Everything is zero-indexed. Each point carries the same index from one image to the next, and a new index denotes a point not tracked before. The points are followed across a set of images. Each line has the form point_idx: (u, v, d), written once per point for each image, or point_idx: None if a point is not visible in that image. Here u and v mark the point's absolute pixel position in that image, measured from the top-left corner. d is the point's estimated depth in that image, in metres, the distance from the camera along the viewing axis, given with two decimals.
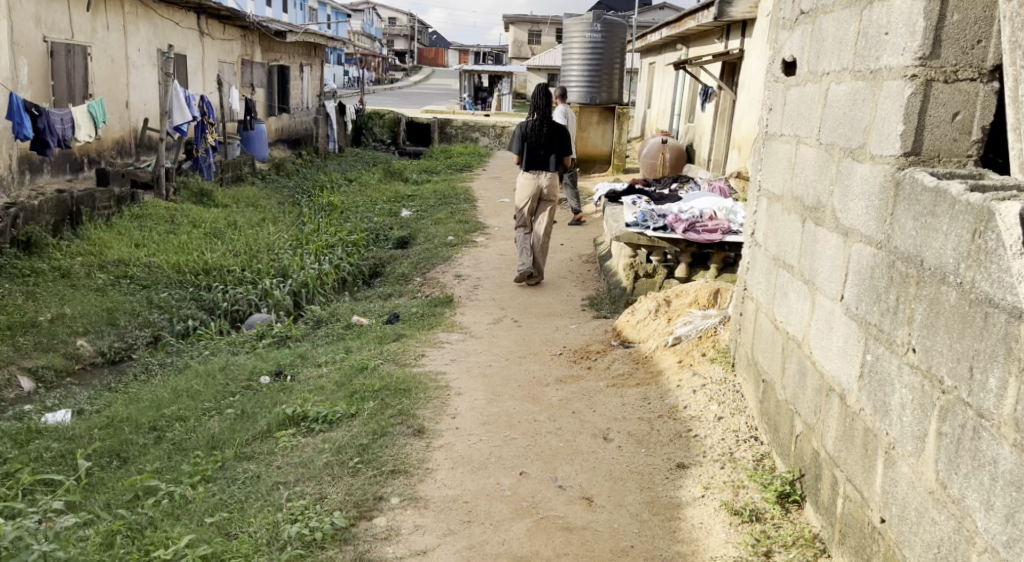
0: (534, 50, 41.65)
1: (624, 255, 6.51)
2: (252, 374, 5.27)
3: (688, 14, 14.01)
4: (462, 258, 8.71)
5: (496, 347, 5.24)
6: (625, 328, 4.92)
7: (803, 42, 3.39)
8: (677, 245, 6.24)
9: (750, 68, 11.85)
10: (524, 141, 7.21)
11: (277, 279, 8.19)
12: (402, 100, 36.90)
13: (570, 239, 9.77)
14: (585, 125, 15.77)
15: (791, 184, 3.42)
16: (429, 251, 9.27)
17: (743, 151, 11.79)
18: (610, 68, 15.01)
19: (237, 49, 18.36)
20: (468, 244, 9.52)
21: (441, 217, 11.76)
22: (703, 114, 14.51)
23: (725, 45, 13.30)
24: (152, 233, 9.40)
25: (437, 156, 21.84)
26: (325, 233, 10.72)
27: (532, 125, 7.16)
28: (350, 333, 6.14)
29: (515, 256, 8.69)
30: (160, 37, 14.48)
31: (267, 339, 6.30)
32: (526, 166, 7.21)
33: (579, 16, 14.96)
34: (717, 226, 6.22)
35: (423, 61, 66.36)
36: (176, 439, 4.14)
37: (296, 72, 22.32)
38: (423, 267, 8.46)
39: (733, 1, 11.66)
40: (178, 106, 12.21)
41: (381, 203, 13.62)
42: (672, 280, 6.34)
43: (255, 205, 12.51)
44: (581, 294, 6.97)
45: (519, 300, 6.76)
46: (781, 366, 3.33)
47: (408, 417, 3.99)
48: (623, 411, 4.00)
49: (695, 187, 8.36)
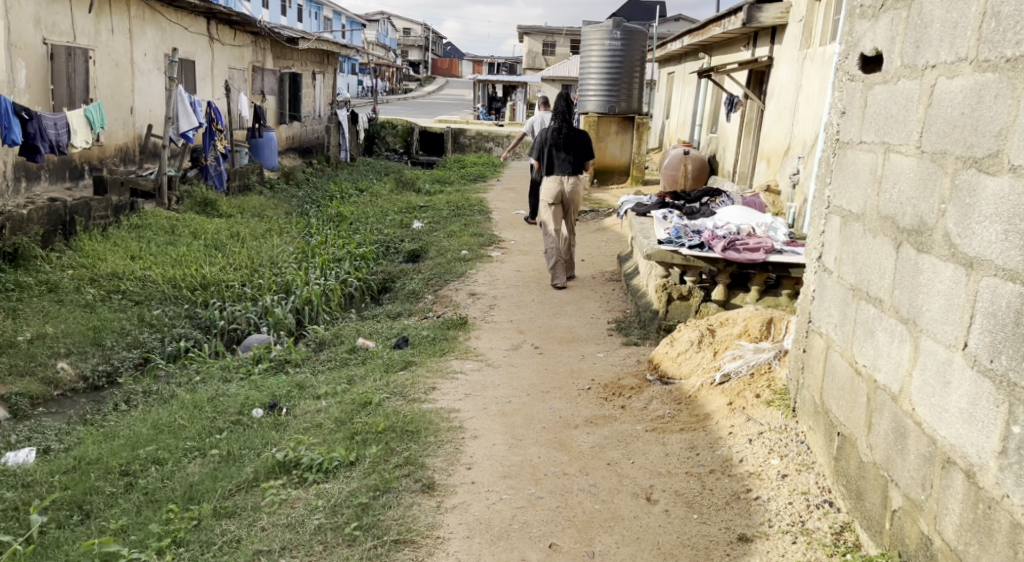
0: (548, 61, 41.27)
1: (656, 275, 5.95)
2: (244, 406, 4.70)
3: (713, 20, 13.49)
4: (476, 274, 8.18)
5: (515, 379, 4.69)
6: (664, 360, 4.35)
7: (892, 31, 2.84)
8: (715, 265, 5.67)
9: (779, 77, 11.29)
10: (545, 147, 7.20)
11: (280, 296, 7.66)
12: (415, 111, 36.53)
13: (591, 255, 9.20)
14: (603, 136, 15.13)
15: (876, 201, 2.86)
16: (442, 266, 8.74)
17: (771, 163, 11.22)
18: (630, 76, 14.44)
19: (248, 55, 17.97)
20: (483, 258, 8.98)
21: (455, 229, 11.25)
22: (727, 125, 13.95)
23: (753, 53, 12.77)
24: (150, 244, 8.92)
25: (450, 166, 21.36)
26: (332, 245, 10.23)
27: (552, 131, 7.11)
28: (354, 358, 5.61)
29: (533, 272, 8.14)
30: (167, 41, 14.05)
31: (263, 364, 5.76)
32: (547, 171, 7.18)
33: (599, 24, 14.43)
34: (759, 244, 5.66)
35: (437, 72, 66.14)
36: (148, 487, 3.60)
37: (307, 80, 21.92)
38: (435, 284, 7.92)
39: (763, 7, 11.14)
40: (184, 112, 11.76)
41: (392, 214, 13.12)
42: (709, 303, 5.77)
43: (262, 215, 12.04)
44: (607, 316, 6.40)
45: (539, 323, 6.20)
46: (865, 420, 2.76)
47: (416, 467, 3.43)
48: (666, 464, 3.43)
49: (727, 200, 7.81)
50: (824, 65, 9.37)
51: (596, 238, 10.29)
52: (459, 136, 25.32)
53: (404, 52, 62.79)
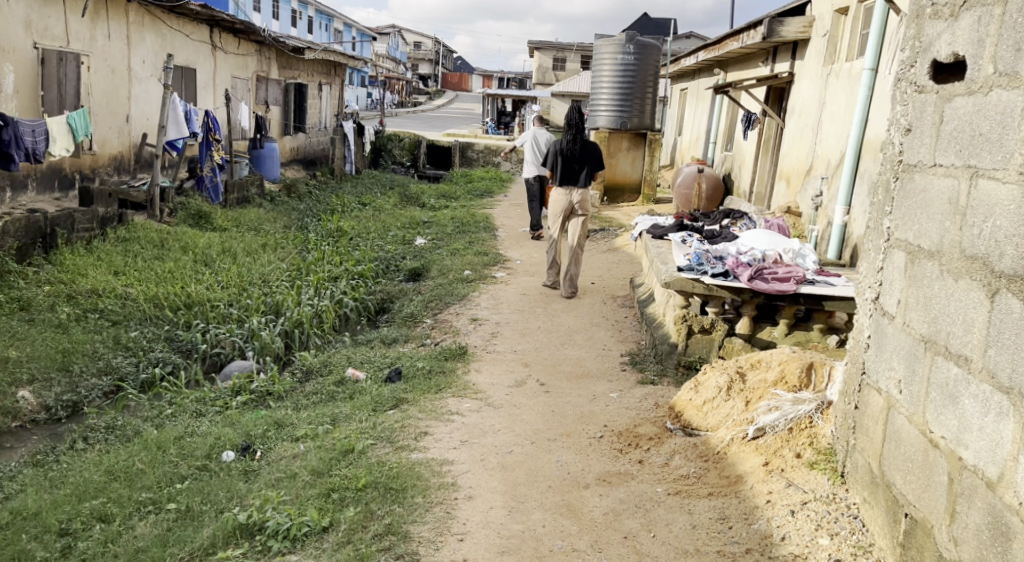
0: (558, 76, 40.93)
1: (675, 305, 5.45)
2: (214, 448, 4.17)
3: (730, 34, 13.04)
4: (479, 296, 7.68)
5: (518, 423, 4.18)
6: (688, 409, 3.84)
7: (979, 32, 2.36)
8: (741, 295, 5.18)
9: (801, 93, 10.83)
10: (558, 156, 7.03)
11: (268, 317, 7.17)
12: (424, 124, 36.14)
13: (602, 277, 8.70)
14: (614, 151, 14.66)
15: (956, 234, 2.37)
16: (444, 287, 8.25)
17: (791, 183, 10.74)
18: (642, 91, 14.03)
19: (252, 65, 17.60)
20: (488, 279, 8.50)
21: (459, 246, 10.78)
22: (744, 143, 13.47)
23: (771, 69, 12.31)
24: (136, 259, 8.46)
25: (457, 180, 20.91)
26: (329, 262, 9.77)
27: (565, 142, 6.98)
28: (342, 391, 5.12)
29: (540, 295, 7.64)
30: (167, 48, 13.66)
31: (244, 396, 5.25)
32: (558, 181, 7.03)
33: (613, 37, 14.02)
34: (789, 274, 5.14)
35: (447, 85, 65.91)
36: (88, 553, 3.11)
37: (314, 91, 21.55)
38: (434, 307, 7.43)
39: (785, 21, 10.68)
40: (175, 120, 11.31)
41: (394, 229, 12.66)
42: (734, 337, 5.26)
43: (258, 229, 11.59)
44: (619, 347, 5.89)
45: (546, 354, 5.69)
46: (947, 507, 2.27)
47: (398, 539, 2.95)
48: (694, 541, 2.92)
49: (750, 222, 7.32)
50: (851, 81, 8.93)
51: (607, 259, 9.80)
52: (467, 150, 24.91)
53: (415, 65, 62.67)
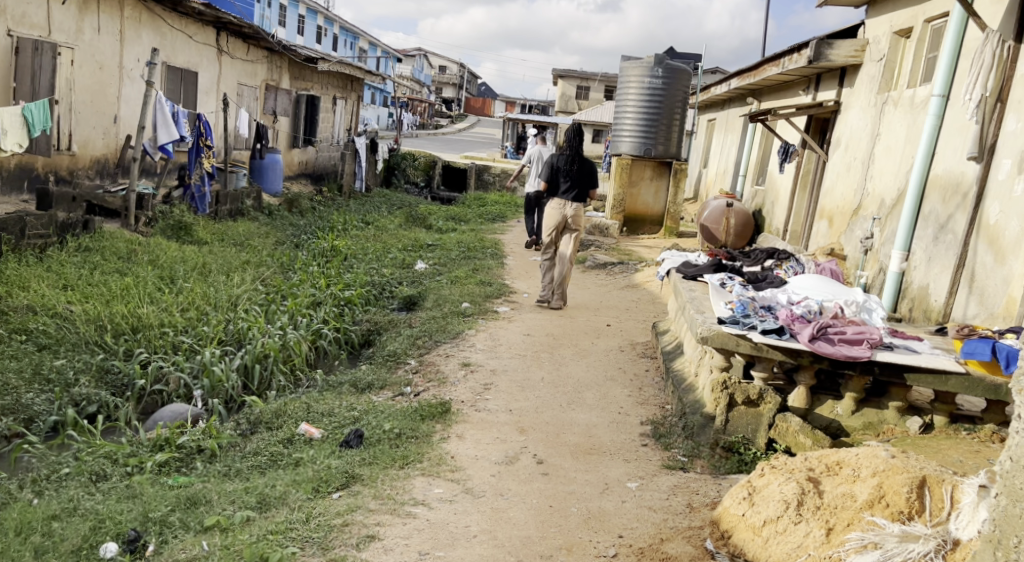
0: (581, 105, 40.12)
1: (713, 367, 4.39)
2: (91, 539, 3.10)
3: (769, 60, 12.09)
4: (476, 334, 6.60)
5: (501, 527, 3.10)
6: (739, 531, 2.95)
7: None
8: (799, 359, 4.11)
9: (849, 124, 9.81)
10: (554, 170, 7.32)
11: (226, 350, 6.08)
12: (443, 146, 35.32)
13: (620, 318, 7.62)
14: (636, 180, 13.58)
15: None
16: (436, 321, 7.18)
17: (834, 223, 9.69)
18: (669, 117, 13.04)
19: (261, 72, 16.81)
20: (488, 315, 7.43)
21: (461, 274, 9.74)
22: (779, 176, 12.43)
23: (814, 97, 11.33)
24: (92, 272, 7.43)
25: (471, 202, 19.93)
26: (314, 284, 8.75)
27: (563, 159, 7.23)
28: (287, 456, 4.06)
29: (547, 337, 6.58)
30: (165, 48, 12.81)
31: (166, 452, 4.18)
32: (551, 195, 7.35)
33: (640, 59, 13.11)
34: (862, 335, 4.09)
35: (470, 110, 65.36)
36: None
37: (327, 104, 20.73)
38: (422, 344, 6.36)
39: (833, 43, 9.69)
40: (163, 123, 9.90)
41: (395, 251, 11.66)
42: (789, 415, 4.07)
43: (244, 244, 10.60)
44: (638, 415, 4.79)
45: (547, 417, 4.62)
46: None
47: None
48: None
49: (798, 264, 6.23)
50: (913, 110, 7.89)
51: (625, 298, 8.72)
52: (484, 173, 24.01)
53: (438, 88, 62.25)
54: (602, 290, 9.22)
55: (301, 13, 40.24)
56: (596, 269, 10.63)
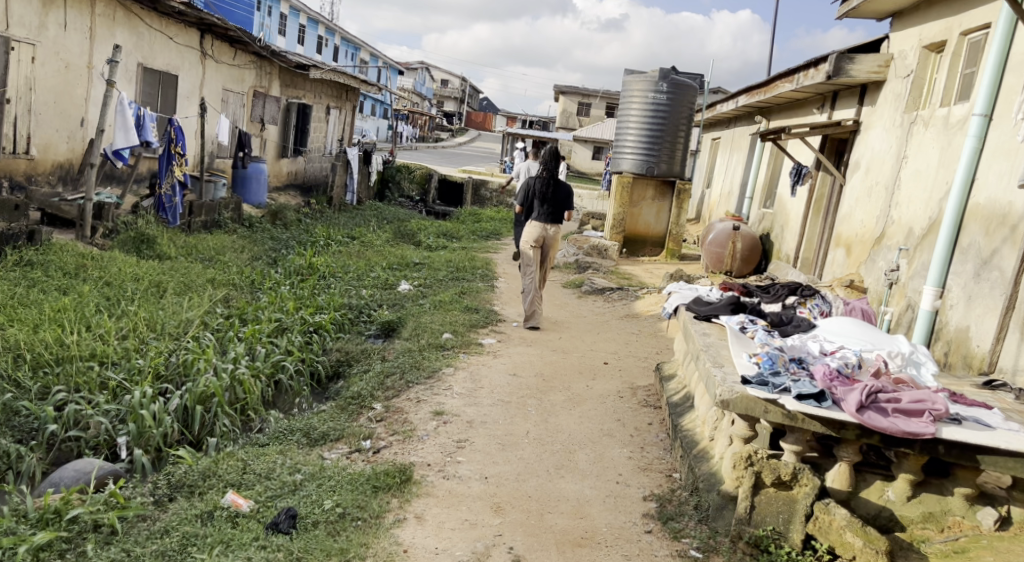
0: (582, 122, 39.44)
1: (734, 436, 3.60)
2: None
3: (782, 75, 11.35)
4: (456, 371, 5.81)
5: None
6: None
7: None
8: (841, 432, 3.31)
9: (871, 144, 9.05)
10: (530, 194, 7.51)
11: (164, 388, 5.25)
12: (442, 159, 34.59)
13: (618, 354, 6.83)
14: (636, 200, 12.81)
15: None
16: (411, 354, 6.37)
17: (853, 252, 8.93)
18: (674, 134, 12.29)
19: (249, 78, 16.04)
20: (471, 348, 6.62)
21: (446, 297, 8.97)
22: (790, 200, 11.67)
23: (830, 115, 10.58)
24: (28, 288, 6.60)
25: (466, 218, 19.16)
26: (283, 307, 7.97)
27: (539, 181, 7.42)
28: (201, 542, 3.27)
29: (535, 377, 5.79)
30: (142, 48, 12.03)
31: (51, 532, 3.36)
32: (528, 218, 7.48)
33: (643, 73, 12.38)
34: (923, 401, 3.30)
35: (471, 124, 64.74)
36: None
37: (319, 113, 20.00)
38: (393, 384, 5.56)
39: (854, 58, 8.96)
40: (123, 125, 8.99)
41: (379, 270, 10.88)
42: (831, 505, 3.28)
43: (214, 259, 9.82)
44: (639, 485, 4.00)
45: (529, 489, 3.84)
46: None
47: None
48: None
49: (824, 302, 5.44)
50: (947, 130, 7.15)
51: (624, 330, 7.93)
52: (481, 187, 23.30)
53: (439, 102, 61.72)
54: (600, 319, 8.43)
55: (301, 23, 39.62)
56: (593, 295, 9.83)
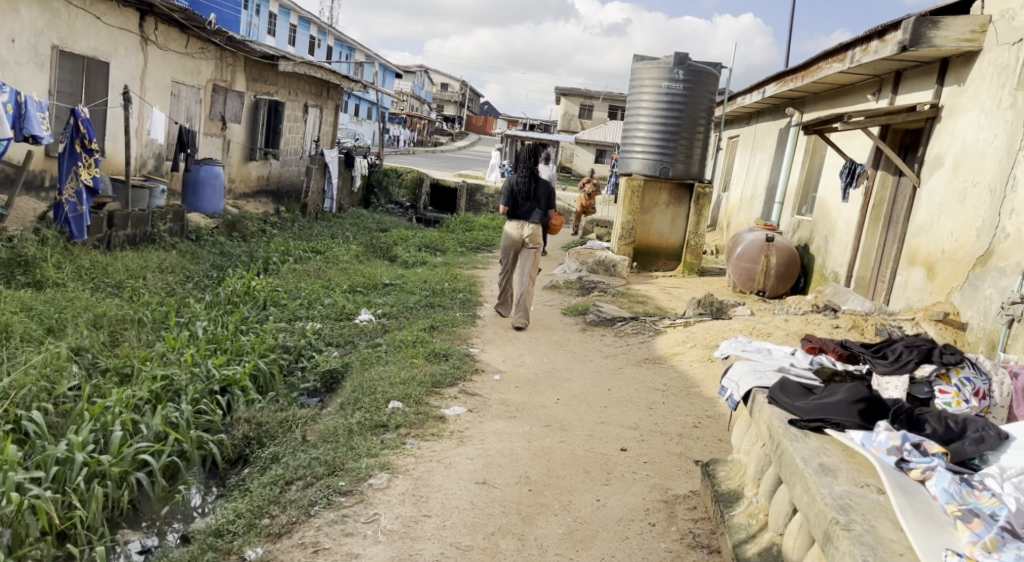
0: (585, 125, 37.32)
1: None
2: None
3: (827, 56, 9.33)
4: (395, 473, 3.77)
5: None
6: None
7: None
8: None
9: (958, 135, 6.99)
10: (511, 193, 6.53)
11: None
12: (440, 165, 32.44)
13: (641, 429, 4.78)
14: (649, 206, 10.71)
15: None
16: (333, 441, 4.28)
17: (938, 275, 6.86)
18: (692, 130, 10.25)
19: (207, 70, 13.95)
20: (427, 427, 4.52)
21: (411, 333, 6.91)
22: (838, 206, 9.60)
23: (892, 101, 8.55)
24: None
25: (455, 227, 17.08)
26: (185, 353, 5.96)
27: (518, 180, 6.44)
28: None
29: (519, 484, 3.75)
30: (58, 28, 10.01)
31: None
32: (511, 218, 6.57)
33: (655, 59, 10.35)
34: None
35: (472, 128, 62.67)
36: None
37: (296, 110, 17.94)
38: (290, 501, 3.53)
39: (939, 22, 6.91)
40: None
41: (338, 294, 8.82)
42: None
43: (124, 284, 7.81)
44: None
45: None
46: None
47: None
48: None
49: (978, 375, 3.31)
50: None
51: (646, 383, 5.88)
52: (474, 192, 21.18)
53: (439, 106, 59.71)
54: (612, 365, 6.37)
55: (292, 22, 37.54)
56: (601, 327, 7.73)
